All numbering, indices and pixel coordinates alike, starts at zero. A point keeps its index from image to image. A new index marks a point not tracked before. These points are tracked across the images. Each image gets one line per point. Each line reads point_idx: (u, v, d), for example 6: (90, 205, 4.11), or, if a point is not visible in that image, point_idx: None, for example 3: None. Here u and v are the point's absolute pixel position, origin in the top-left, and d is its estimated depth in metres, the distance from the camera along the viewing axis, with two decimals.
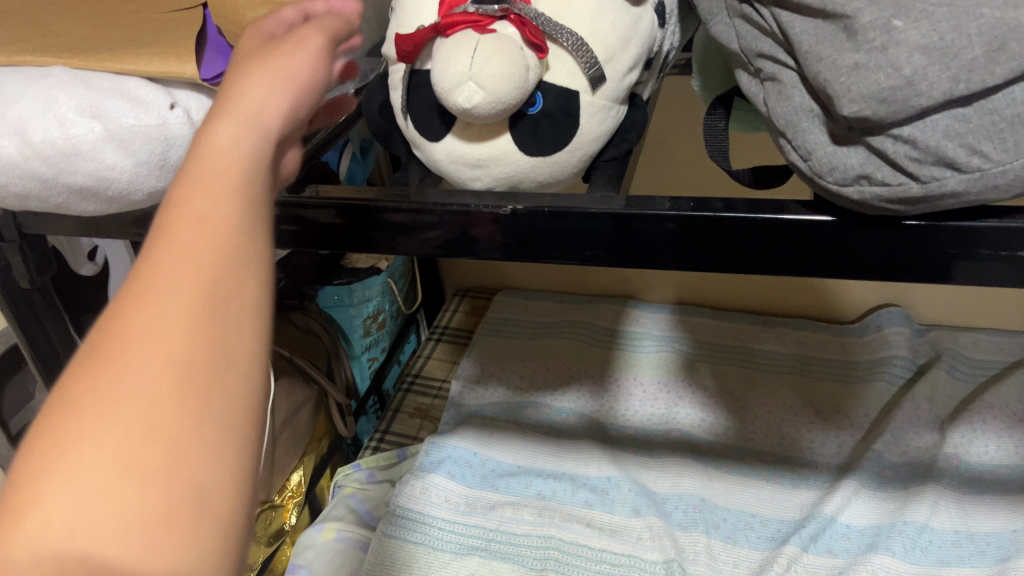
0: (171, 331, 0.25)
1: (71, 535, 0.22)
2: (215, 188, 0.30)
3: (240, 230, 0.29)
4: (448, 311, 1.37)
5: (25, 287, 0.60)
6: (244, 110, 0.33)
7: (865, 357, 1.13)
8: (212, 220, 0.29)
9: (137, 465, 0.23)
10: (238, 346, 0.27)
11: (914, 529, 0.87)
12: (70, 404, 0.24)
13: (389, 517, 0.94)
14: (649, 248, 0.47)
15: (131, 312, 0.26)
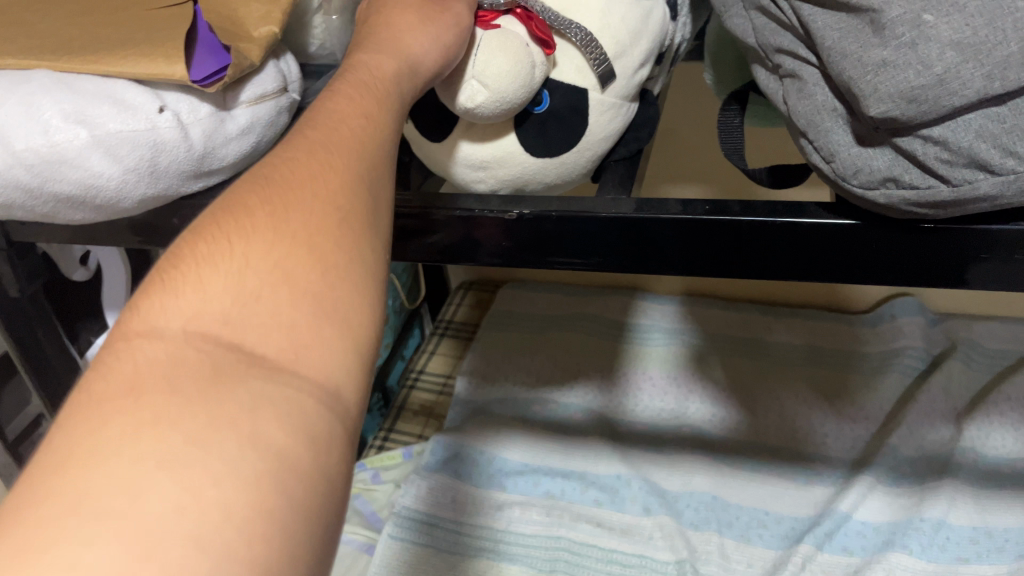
0: (314, 199, 0.31)
1: (220, 319, 0.27)
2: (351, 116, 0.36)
3: (373, 148, 0.35)
4: (452, 305, 1.36)
5: (15, 295, 0.59)
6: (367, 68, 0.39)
7: (878, 348, 1.11)
8: (350, 140, 0.34)
9: (279, 282, 0.28)
10: (366, 226, 0.32)
11: (930, 526, 0.86)
12: (223, 232, 0.30)
13: (395, 520, 0.93)
14: (660, 253, 0.44)
15: (280, 180, 0.32)
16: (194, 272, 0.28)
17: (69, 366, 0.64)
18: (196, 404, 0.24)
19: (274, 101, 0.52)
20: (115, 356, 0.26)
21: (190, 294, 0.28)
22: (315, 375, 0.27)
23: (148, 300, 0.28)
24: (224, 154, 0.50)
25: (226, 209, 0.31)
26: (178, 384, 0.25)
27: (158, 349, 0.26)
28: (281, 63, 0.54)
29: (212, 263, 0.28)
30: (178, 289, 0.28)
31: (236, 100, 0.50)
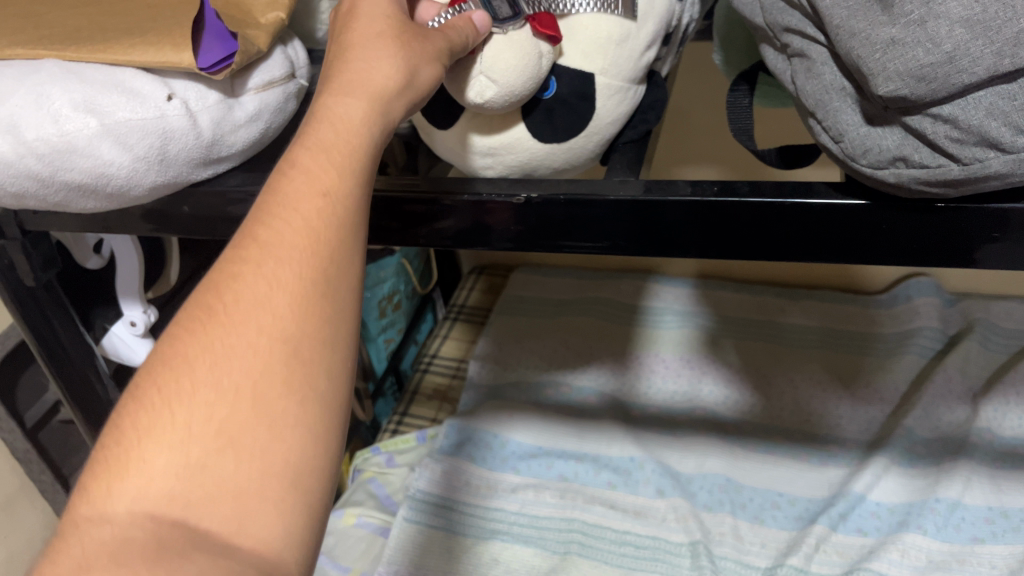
0: (258, 334, 0.30)
1: (160, 507, 0.27)
2: (306, 206, 0.32)
3: (331, 239, 0.32)
4: (465, 290, 1.36)
5: (31, 283, 0.59)
6: (330, 119, 0.35)
7: (893, 329, 1.10)
8: (307, 246, 0.32)
9: (223, 454, 0.28)
10: (320, 349, 0.30)
11: (945, 507, 0.85)
12: (160, 399, 0.28)
13: (410, 503, 0.94)
14: (668, 236, 0.44)
15: (222, 317, 0.30)
16: (133, 452, 0.27)
17: (86, 353, 0.65)
18: None
19: (282, 88, 0.52)
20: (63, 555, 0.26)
21: (130, 482, 0.27)
22: (263, 549, 0.27)
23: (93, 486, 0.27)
24: (233, 141, 0.50)
25: (165, 362, 0.29)
26: (122, 570, 0.25)
27: (104, 540, 0.26)
28: (288, 49, 0.54)
29: (151, 439, 0.28)
30: (118, 475, 0.27)
31: (244, 87, 0.50)
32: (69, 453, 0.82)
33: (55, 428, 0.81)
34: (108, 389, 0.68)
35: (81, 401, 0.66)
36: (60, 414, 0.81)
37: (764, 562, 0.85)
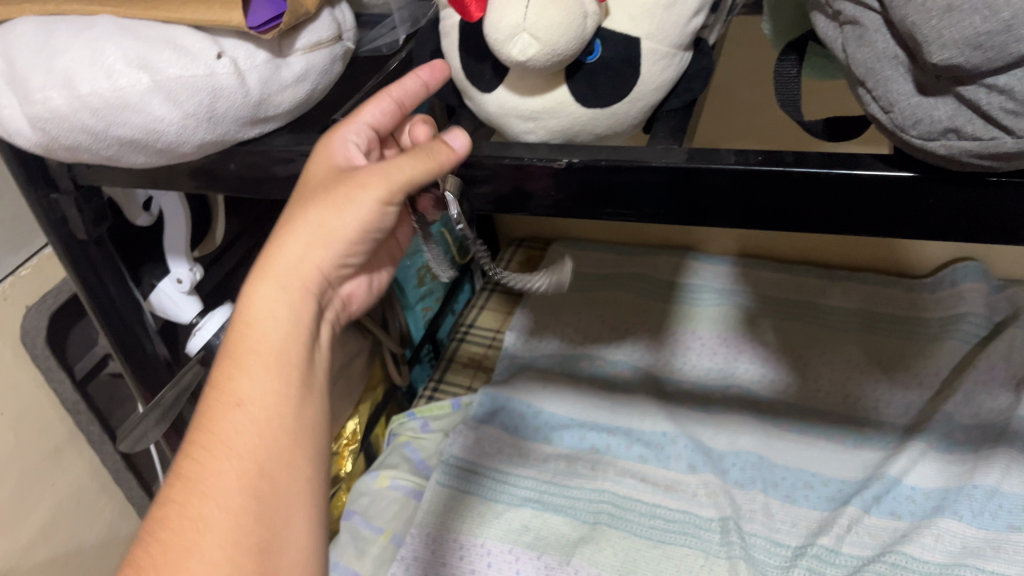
0: (217, 531, 0.43)
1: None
2: (240, 416, 0.47)
3: (264, 439, 0.46)
4: (503, 262, 1.36)
5: (82, 238, 0.61)
6: (254, 335, 0.49)
7: (936, 314, 1.08)
8: (266, 456, 0.46)
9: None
10: (263, 533, 0.44)
11: (982, 494, 0.84)
12: None
13: (442, 467, 0.95)
14: (708, 205, 0.44)
15: (191, 522, 0.44)
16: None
17: (134, 307, 0.67)
18: None
19: (329, 49, 0.53)
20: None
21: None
22: None
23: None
24: (280, 101, 0.51)
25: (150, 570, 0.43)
26: None
27: None
28: (336, 12, 0.54)
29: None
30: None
31: (291, 48, 0.51)
32: (116, 406, 0.85)
33: (104, 381, 0.83)
34: (154, 344, 0.70)
35: (129, 356, 0.68)
36: (108, 368, 0.84)
37: (794, 541, 0.85)
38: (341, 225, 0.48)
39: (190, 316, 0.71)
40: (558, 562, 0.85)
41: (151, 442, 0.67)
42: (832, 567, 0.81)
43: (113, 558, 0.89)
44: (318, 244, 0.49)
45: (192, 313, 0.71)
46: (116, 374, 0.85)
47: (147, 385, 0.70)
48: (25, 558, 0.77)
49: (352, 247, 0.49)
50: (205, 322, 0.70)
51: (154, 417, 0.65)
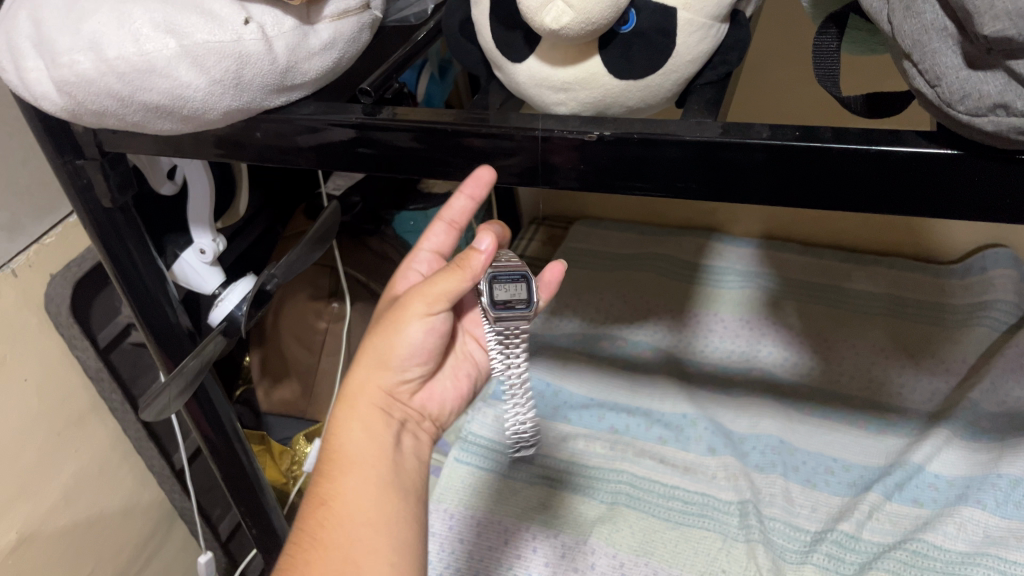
0: None
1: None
2: (332, 506, 0.50)
3: (356, 520, 0.49)
4: (524, 240, 1.35)
5: (108, 205, 0.61)
6: (342, 434, 0.53)
7: (964, 301, 1.07)
8: (348, 545, 0.48)
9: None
10: None
11: (1008, 483, 0.82)
12: None
13: (462, 444, 0.95)
14: (739, 181, 0.43)
15: None
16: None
17: (157, 276, 0.66)
18: None
19: (356, 18, 0.54)
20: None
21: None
22: None
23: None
24: (306, 70, 0.51)
25: None
26: None
27: None
28: None
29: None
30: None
31: (319, 15, 0.51)
32: (138, 375, 0.86)
33: (126, 350, 0.84)
34: (176, 314, 0.70)
35: (151, 325, 0.68)
36: (131, 337, 0.84)
37: (814, 526, 0.84)
38: (394, 352, 0.55)
39: (212, 287, 0.70)
40: (575, 541, 0.85)
41: (171, 413, 0.67)
42: (852, 553, 0.81)
43: (135, 526, 0.90)
44: (376, 370, 0.55)
45: (215, 284, 0.70)
46: (139, 344, 0.85)
47: (170, 354, 0.70)
48: (49, 524, 0.78)
49: (414, 356, 0.56)
50: (228, 294, 0.70)
51: (176, 387, 0.64)
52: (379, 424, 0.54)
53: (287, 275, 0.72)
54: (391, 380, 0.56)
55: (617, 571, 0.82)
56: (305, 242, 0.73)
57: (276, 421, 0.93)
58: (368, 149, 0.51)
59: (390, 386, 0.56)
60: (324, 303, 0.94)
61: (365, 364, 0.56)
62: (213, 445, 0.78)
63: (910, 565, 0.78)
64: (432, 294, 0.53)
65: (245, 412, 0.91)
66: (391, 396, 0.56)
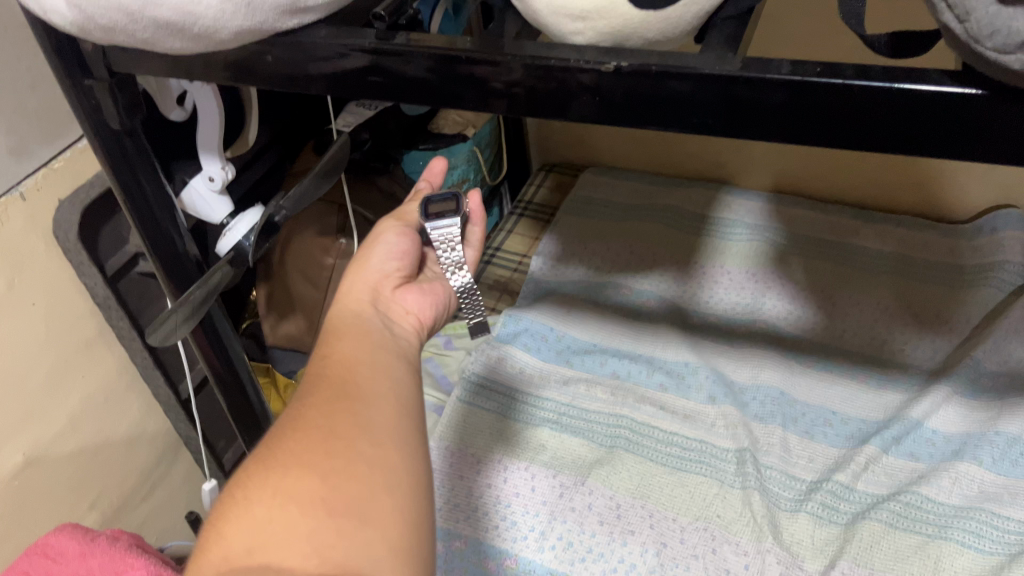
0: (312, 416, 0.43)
1: (252, 548, 0.37)
2: (337, 353, 0.49)
3: (361, 361, 0.48)
4: (533, 186, 1.34)
5: (116, 128, 0.60)
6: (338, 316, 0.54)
7: (973, 261, 1.06)
8: (354, 378, 0.46)
9: (302, 507, 0.37)
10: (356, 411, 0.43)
11: (1005, 441, 0.83)
12: (253, 477, 0.40)
13: (462, 383, 0.96)
14: (753, 119, 0.43)
15: (286, 421, 0.43)
16: (236, 517, 0.38)
17: (165, 203, 0.66)
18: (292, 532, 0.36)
19: None
20: (203, 561, 0.37)
21: (243, 527, 0.38)
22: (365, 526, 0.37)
23: (214, 532, 0.38)
24: None
25: (245, 470, 0.41)
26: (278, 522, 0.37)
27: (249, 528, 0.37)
28: None
29: (249, 510, 0.38)
30: (232, 527, 0.38)
31: None
32: (145, 304, 0.86)
33: (133, 279, 0.84)
34: (184, 242, 0.70)
35: (159, 252, 0.68)
36: (138, 267, 0.85)
37: (810, 476, 0.85)
38: (374, 255, 0.60)
39: (221, 217, 0.71)
40: (573, 482, 0.86)
41: (176, 339, 0.67)
42: (846, 503, 0.82)
43: (141, 454, 0.91)
44: (362, 271, 0.59)
45: (222, 214, 0.70)
46: (146, 274, 0.86)
47: (177, 281, 0.71)
48: (56, 447, 0.79)
49: (393, 260, 0.60)
50: (235, 224, 0.70)
51: (183, 313, 0.65)
52: (363, 303, 0.56)
53: (295, 207, 0.71)
54: (374, 278, 0.59)
55: (614, 512, 0.83)
56: (315, 173, 0.73)
57: (283, 355, 0.95)
58: (380, 78, 0.51)
59: (376, 282, 0.58)
60: (331, 239, 0.91)
61: (350, 270, 0.59)
62: (218, 374, 0.78)
63: (904, 517, 0.79)
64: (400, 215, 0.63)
65: (252, 344, 0.95)
66: (376, 291, 0.58)
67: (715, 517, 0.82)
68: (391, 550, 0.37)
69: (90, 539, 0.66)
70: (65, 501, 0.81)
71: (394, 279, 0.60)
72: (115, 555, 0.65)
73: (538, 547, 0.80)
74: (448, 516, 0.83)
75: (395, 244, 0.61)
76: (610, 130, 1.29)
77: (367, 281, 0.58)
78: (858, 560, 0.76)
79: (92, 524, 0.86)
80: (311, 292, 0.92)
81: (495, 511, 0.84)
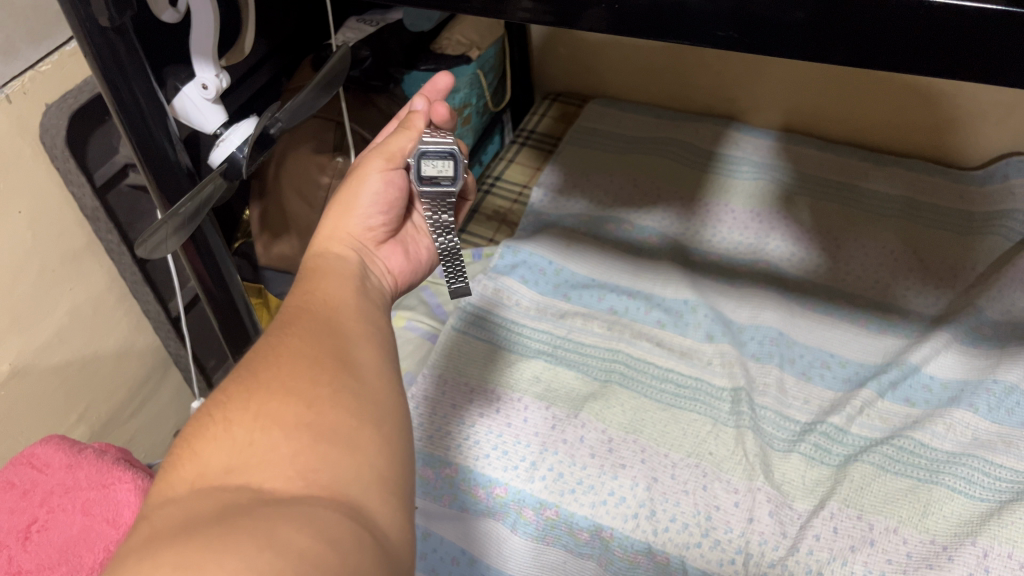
0: (292, 343, 0.41)
1: (231, 467, 0.34)
2: (321, 289, 0.48)
3: (346, 301, 0.47)
4: (536, 115, 1.31)
5: (105, 24, 0.57)
6: (321, 257, 0.54)
7: (982, 209, 1.05)
8: (336, 317, 0.45)
9: (286, 431, 0.36)
10: (339, 341, 0.42)
11: (1002, 389, 0.83)
12: (228, 397, 0.38)
13: (458, 312, 0.95)
14: (775, 36, 0.39)
15: (262, 346, 0.41)
16: (213, 435, 0.36)
17: (156, 108, 0.63)
18: (274, 455, 0.35)
19: None
20: (174, 477, 0.35)
21: (221, 446, 0.35)
22: (354, 459, 0.36)
23: (186, 451, 0.36)
24: None
25: (218, 391, 0.39)
26: (261, 441, 0.35)
27: (225, 446, 0.35)
28: None
29: (229, 429, 0.36)
30: (208, 446, 0.35)
31: None
32: (135, 218, 0.84)
33: (123, 192, 0.82)
34: (176, 152, 0.67)
35: (150, 160, 0.65)
36: (128, 179, 0.82)
37: (804, 417, 0.85)
38: (359, 204, 0.56)
39: (214, 127, 0.68)
40: (566, 415, 0.85)
41: (163, 248, 0.65)
42: (839, 445, 0.81)
43: (130, 370, 0.90)
44: (345, 213, 0.56)
45: (216, 124, 0.68)
46: (136, 187, 0.83)
47: (167, 193, 0.68)
48: (43, 358, 0.78)
49: (380, 210, 0.57)
50: (230, 135, 0.68)
51: (173, 225, 0.62)
52: (344, 255, 0.54)
53: (291, 121, 0.69)
54: (356, 229, 0.56)
55: (606, 445, 0.82)
56: (313, 86, 0.70)
57: (274, 275, 0.93)
58: None
59: (359, 235, 0.57)
60: (326, 157, 0.91)
61: (332, 214, 0.57)
62: (210, 292, 0.76)
63: (896, 461, 0.79)
64: (391, 149, 0.56)
65: (244, 266, 0.92)
66: (359, 245, 0.56)
67: (707, 455, 0.81)
68: (373, 474, 0.36)
69: (77, 452, 0.65)
70: (52, 412, 0.80)
71: (377, 231, 0.58)
72: (101, 466, 0.64)
73: (528, 477, 0.80)
74: (439, 444, 0.83)
75: (381, 190, 0.56)
76: (619, 61, 1.25)
77: (350, 234, 0.56)
78: (847, 501, 0.76)
79: (80, 436, 0.85)
80: (307, 213, 0.91)
81: (487, 441, 0.83)
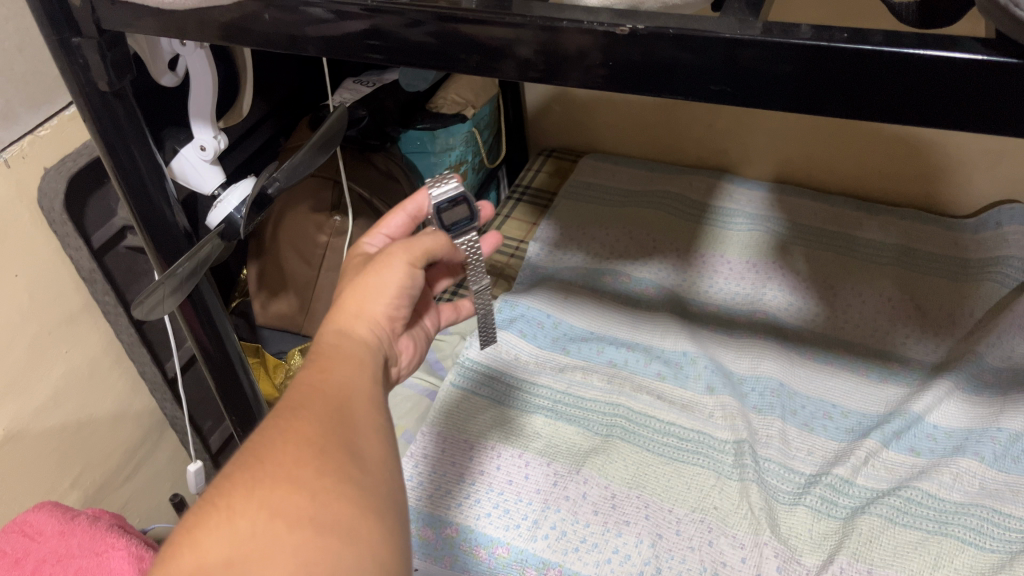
0: (305, 421, 0.39)
1: (232, 561, 0.32)
2: (339, 358, 0.46)
3: (360, 368, 0.46)
4: (532, 171, 1.33)
5: (104, 89, 0.57)
6: (334, 341, 0.47)
7: (977, 256, 1.05)
8: (333, 377, 0.43)
9: (288, 522, 0.33)
10: (348, 414, 0.41)
11: (1006, 437, 0.83)
12: (233, 483, 0.35)
13: (458, 368, 0.94)
14: (760, 89, 0.40)
15: (271, 423, 0.39)
16: (214, 524, 0.34)
17: (155, 171, 0.63)
18: (276, 552, 0.32)
19: None
20: (170, 568, 0.33)
21: (221, 535, 0.33)
22: (358, 540, 0.34)
23: (184, 539, 0.34)
24: None
25: (223, 473, 0.36)
26: (265, 531, 0.33)
27: (228, 540, 0.33)
28: None
29: (231, 518, 0.34)
30: (209, 535, 0.33)
31: None
32: (132, 279, 0.84)
33: (120, 253, 0.82)
34: (174, 213, 0.67)
35: (147, 223, 0.65)
36: (126, 241, 0.82)
37: (809, 469, 0.83)
38: (382, 296, 0.51)
39: (212, 187, 0.68)
40: (567, 471, 0.84)
41: (152, 312, 0.64)
42: (845, 497, 0.80)
43: (124, 433, 0.88)
44: (368, 298, 0.51)
45: (214, 184, 0.68)
46: (133, 249, 0.84)
47: (164, 254, 0.68)
48: (37, 423, 0.77)
49: (399, 296, 0.52)
50: (227, 196, 0.67)
51: (170, 287, 0.62)
52: (367, 339, 0.49)
53: (289, 180, 0.68)
54: (381, 312, 0.51)
55: (608, 502, 0.81)
56: (311, 145, 0.70)
57: (271, 334, 0.94)
58: (378, 42, 0.48)
59: (382, 318, 0.51)
60: (325, 216, 0.91)
61: (352, 291, 0.51)
62: (205, 349, 0.75)
63: (903, 513, 0.78)
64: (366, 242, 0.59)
65: (241, 324, 0.93)
66: (384, 331, 0.51)
67: (712, 509, 0.80)
68: (376, 554, 0.34)
69: (69, 518, 0.64)
70: (45, 478, 0.79)
71: (398, 316, 0.52)
72: (95, 534, 0.63)
73: (530, 536, 0.78)
74: (437, 503, 0.81)
75: (407, 283, 0.53)
76: (612, 115, 1.27)
77: (372, 313, 0.50)
78: (856, 555, 0.75)
79: (72, 503, 0.83)
80: (303, 270, 0.92)
81: (488, 499, 0.82)
